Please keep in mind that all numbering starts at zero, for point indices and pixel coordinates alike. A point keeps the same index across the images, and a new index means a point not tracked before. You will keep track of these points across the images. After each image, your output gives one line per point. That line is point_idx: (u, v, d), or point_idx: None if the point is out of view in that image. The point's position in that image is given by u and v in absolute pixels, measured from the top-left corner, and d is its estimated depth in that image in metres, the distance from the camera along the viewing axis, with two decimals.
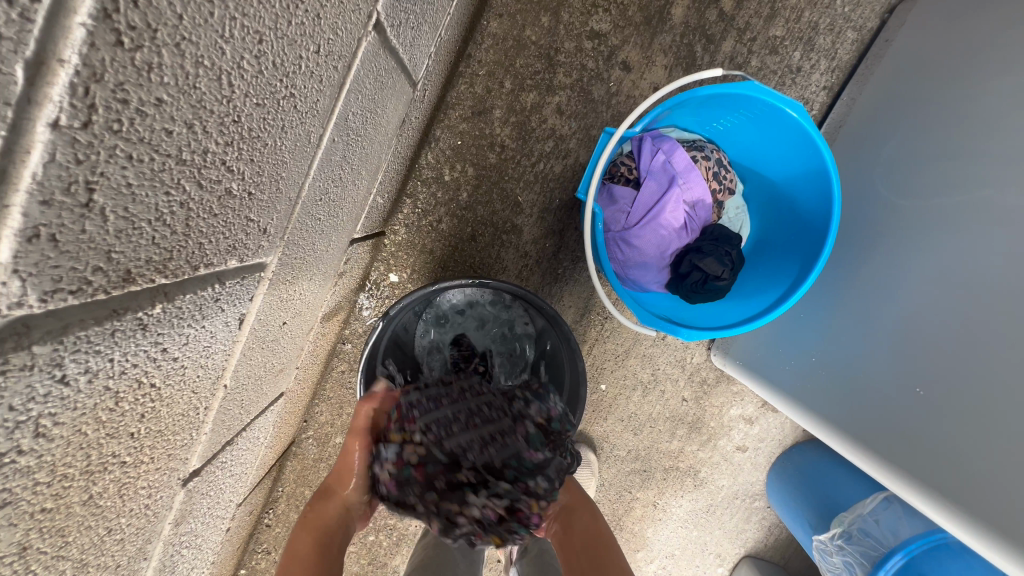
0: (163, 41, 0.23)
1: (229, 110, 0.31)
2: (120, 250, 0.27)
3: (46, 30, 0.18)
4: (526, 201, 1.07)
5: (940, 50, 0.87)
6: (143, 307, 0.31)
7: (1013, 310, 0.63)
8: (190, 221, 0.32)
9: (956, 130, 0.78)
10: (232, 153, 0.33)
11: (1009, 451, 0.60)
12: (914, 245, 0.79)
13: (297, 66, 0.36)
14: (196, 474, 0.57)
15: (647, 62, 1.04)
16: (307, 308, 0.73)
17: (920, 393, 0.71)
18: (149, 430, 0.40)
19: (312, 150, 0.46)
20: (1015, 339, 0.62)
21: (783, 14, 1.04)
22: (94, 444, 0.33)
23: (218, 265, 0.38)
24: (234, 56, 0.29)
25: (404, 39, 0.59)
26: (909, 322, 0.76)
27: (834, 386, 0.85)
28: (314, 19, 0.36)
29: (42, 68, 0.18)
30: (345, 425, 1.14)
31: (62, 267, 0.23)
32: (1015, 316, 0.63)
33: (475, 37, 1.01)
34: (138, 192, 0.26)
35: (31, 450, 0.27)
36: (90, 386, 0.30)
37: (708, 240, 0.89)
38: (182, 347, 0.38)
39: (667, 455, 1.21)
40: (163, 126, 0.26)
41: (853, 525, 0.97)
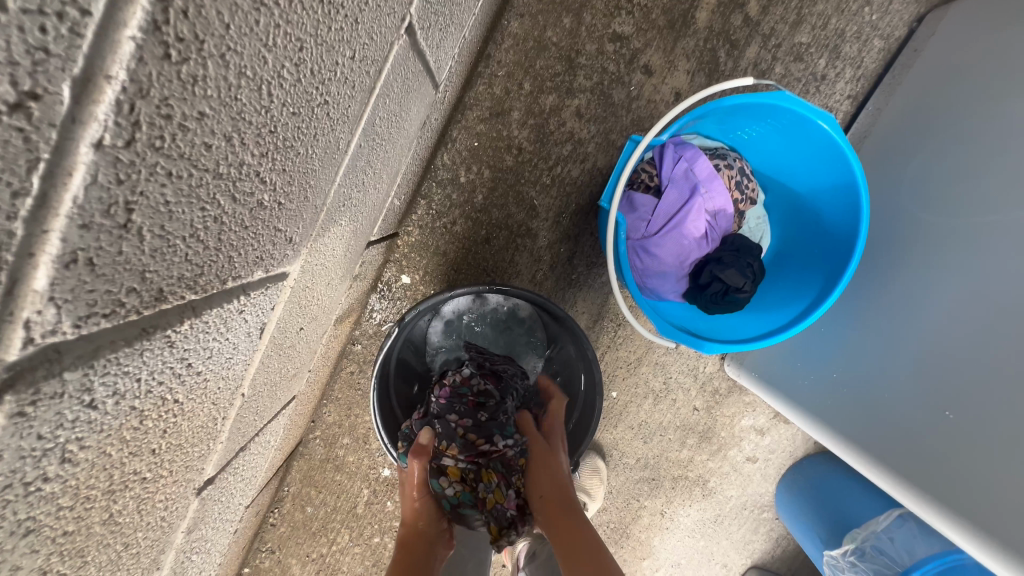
0: (209, 53, 0.22)
1: (266, 121, 0.29)
2: (153, 269, 0.25)
3: (95, 46, 0.17)
4: (542, 205, 1.05)
5: (973, 62, 0.85)
6: (171, 324, 0.30)
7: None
8: (222, 235, 0.30)
9: (985, 146, 0.76)
10: (266, 165, 0.32)
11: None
12: (941, 262, 0.77)
13: (333, 73, 0.35)
14: (210, 482, 0.56)
15: (669, 66, 1.03)
16: (323, 312, 0.71)
17: (947, 416, 0.69)
18: (170, 445, 0.38)
19: (340, 156, 0.45)
20: None
21: (810, 21, 1.02)
22: (117, 463, 0.32)
23: (245, 277, 0.37)
24: (276, 65, 0.27)
25: (432, 41, 0.58)
26: (933, 341, 0.74)
27: (852, 402, 0.84)
28: (353, 23, 0.34)
29: (89, 85, 0.17)
30: (353, 427, 1.13)
31: (97, 292, 0.22)
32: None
33: (495, 37, 0.99)
34: (175, 210, 0.24)
35: (57, 476, 0.26)
36: (117, 408, 0.28)
37: (729, 251, 0.87)
38: (205, 361, 0.37)
39: (676, 464, 1.20)
40: (203, 141, 0.24)
41: (866, 542, 0.97)
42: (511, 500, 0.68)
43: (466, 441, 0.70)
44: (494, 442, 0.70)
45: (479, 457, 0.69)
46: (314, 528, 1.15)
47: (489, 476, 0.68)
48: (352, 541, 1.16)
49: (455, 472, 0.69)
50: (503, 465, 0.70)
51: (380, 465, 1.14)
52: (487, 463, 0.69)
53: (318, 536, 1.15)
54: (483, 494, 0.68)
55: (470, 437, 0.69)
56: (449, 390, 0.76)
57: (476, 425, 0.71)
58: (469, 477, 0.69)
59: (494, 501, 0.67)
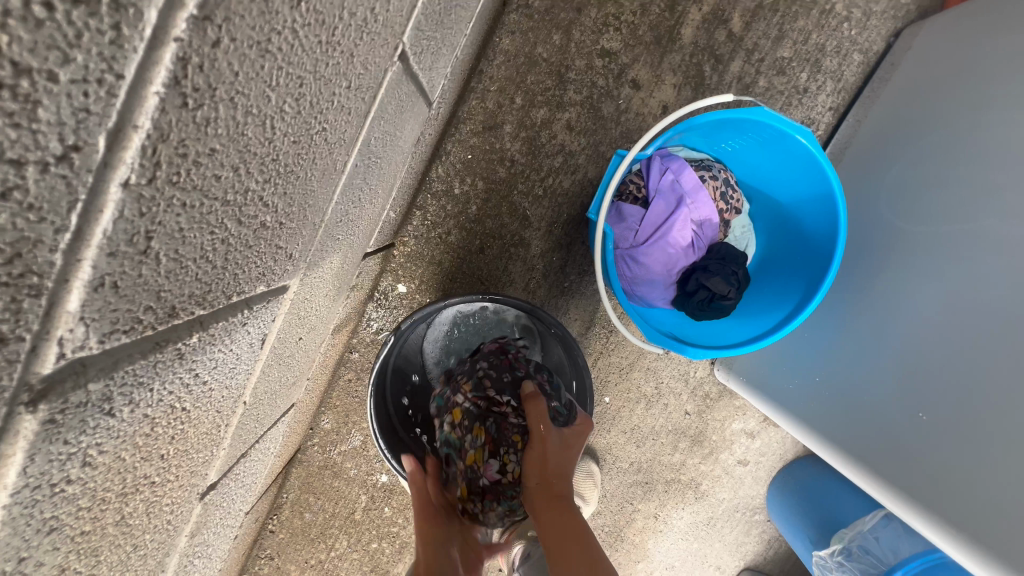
0: (220, 98, 0.24)
1: (269, 151, 0.32)
2: (167, 289, 0.28)
3: (127, 102, 0.19)
4: (535, 215, 1.08)
5: (948, 77, 0.89)
6: (182, 338, 0.32)
7: (1014, 338, 0.64)
8: (228, 255, 0.33)
9: (958, 157, 0.80)
10: (269, 190, 0.34)
11: (1013, 477, 0.61)
12: (917, 269, 0.80)
13: (330, 103, 0.38)
14: (213, 487, 0.58)
15: (656, 80, 1.06)
16: (321, 322, 0.74)
17: (923, 417, 0.72)
18: (177, 451, 0.41)
19: (337, 176, 0.48)
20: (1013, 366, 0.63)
21: (791, 36, 1.06)
22: (130, 467, 0.34)
23: (248, 292, 0.39)
24: (278, 101, 0.30)
25: (425, 64, 0.61)
26: (911, 345, 0.77)
27: (835, 405, 0.86)
28: (349, 57, 0.37)
29: (120, 136, 0.20)
30: (351, 434, 1.15)
31: (119, 312, 0.25)
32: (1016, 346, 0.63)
33: (487, 53, 1.03)
34: (188, 235, 0.27)
35: (78, 478, 0.28)
36: (132, 415, 0.31)
37: (715, 259, 0.90)
38: (211, 371, 0.39)
39: (668, 467, 1.22)
40: (213, 173, 0.27)
41: (852, 542, 0.99)
42: (490, 470, 0.74)
43: (481, 387, 0.79)
44: (501, 398, 0.77)
45: (481, 410, 0.77)
46: (312, 535, 1.16)
47: (480, 433, 0.75)
48: (350, 546, 1.17)
49: (457, 415, 0.79)
50: (495, 429, 0.75)
51: (378, 471, 1.16)
52: (483, 421, 0.76)
53: (316, 542, 1.17)
54: (468, 447, 0.75)
55: (485, 381, 0.80)
56: (494, 344, 0.88)
57: (496, 383, 0.79)
58: (466, 427, 0.77)
59: (477, 460, 0.75)
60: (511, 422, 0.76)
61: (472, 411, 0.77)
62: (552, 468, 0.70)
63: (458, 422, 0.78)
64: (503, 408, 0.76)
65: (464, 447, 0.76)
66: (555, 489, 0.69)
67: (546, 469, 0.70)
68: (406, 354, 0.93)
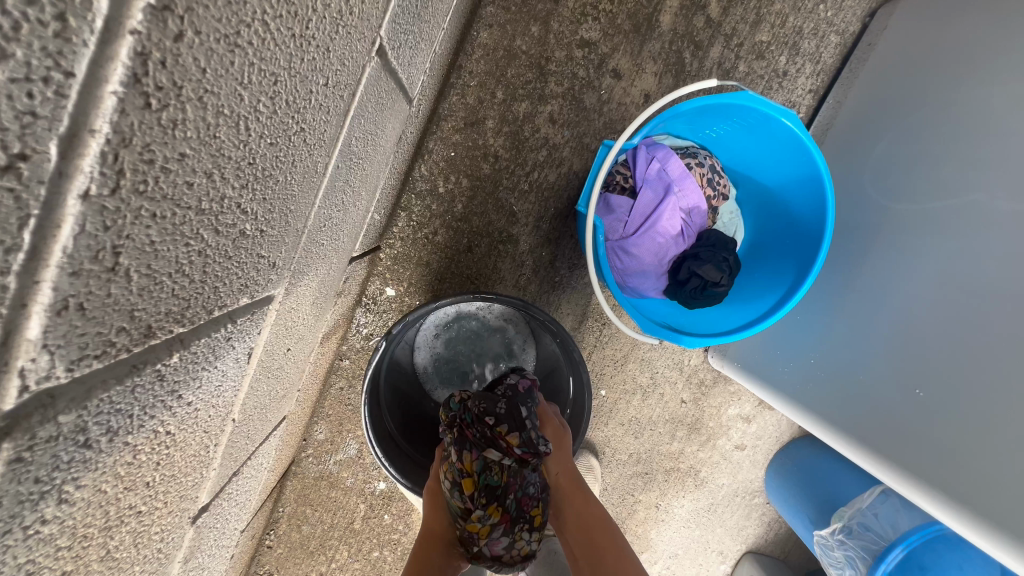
0: (188, 97, 0.22)
1: (245, 154, 0.30)
2: (142, 307, 0.26)
3: (79, 104, 0.17)
4: (521, 210, 1.07)
5: (926, 55, 0.89)
6: (161, 358, 0.30)
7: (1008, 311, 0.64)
8: (206, 268, 0.31)
9: (941, 134, 0.80)
10: (247, 196, 0.32)
11: (1011, 449, 0.61)
12: (907, 246, 0.80)
13: (307, 102, 0.36)
14: (205, 510, 0.56)
15: (637, 69, 1.05)
16: (310, 330, 0.71)
17: (920, 393, 0.72)
18: (164, 477, 0.39)
19: (319, 179, 0.46)
20: (1008, 339, 0.63)
21: (769, 20, 1.06)
22: (112, 499, 0.32)
23: (231, 306, 0.37)
24: (252, 101, 0.28)
25: (403, 59, 0.59)
26: (905, 322, 0.77)
27: (829, 386, 0.87)
28: (325, 52, 0.35)
29: (74, 141, 0.18)
30: (346, 443, 1.12)
31: (88, 335, 0.22)
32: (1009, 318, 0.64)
33: (465, 48, 1.01)
34: (160, 248, 0.25)
35: (54, 517, 0.26)
36: (111, 445, 0.29)
37: (705, 246, 0.90)
38: (195, 391, 0.37)
39: (667, 456, 1.22)
40: (185, 180, 0.25)
41: (853, 520, 0.98)
42: (496, 544, 0.71)
43: (527, 439, 0.73)
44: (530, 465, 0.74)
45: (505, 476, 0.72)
46: (312, 548, 1.14)
47: (494, 513, 0.70)
48: (351, 557, 1.15)
49: (470, 486, 0.71)
50: (513, 508, 0.71)
51: (375, 479, 1.13)
52: (499, 500, 0.71)
53: (315, 555, 1.15)
54: (478, 520, 0.70)
55: (530, 434, 0.74)
56: (528, 382, 0.83)
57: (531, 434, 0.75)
58: (478, 502, 0.70)
59: (482, 534, 0.70)
60: (531, 497, 0.73)
61: (489, 483, 0.71)
62: (563, 470, 0.78)
63: (469, 495, 0.71)
64: (529, 481, 0.73)
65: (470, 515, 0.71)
66: (570, 485, 0.77)
67: (561, 473, 0.78)
68: (399, 358, 0.91)
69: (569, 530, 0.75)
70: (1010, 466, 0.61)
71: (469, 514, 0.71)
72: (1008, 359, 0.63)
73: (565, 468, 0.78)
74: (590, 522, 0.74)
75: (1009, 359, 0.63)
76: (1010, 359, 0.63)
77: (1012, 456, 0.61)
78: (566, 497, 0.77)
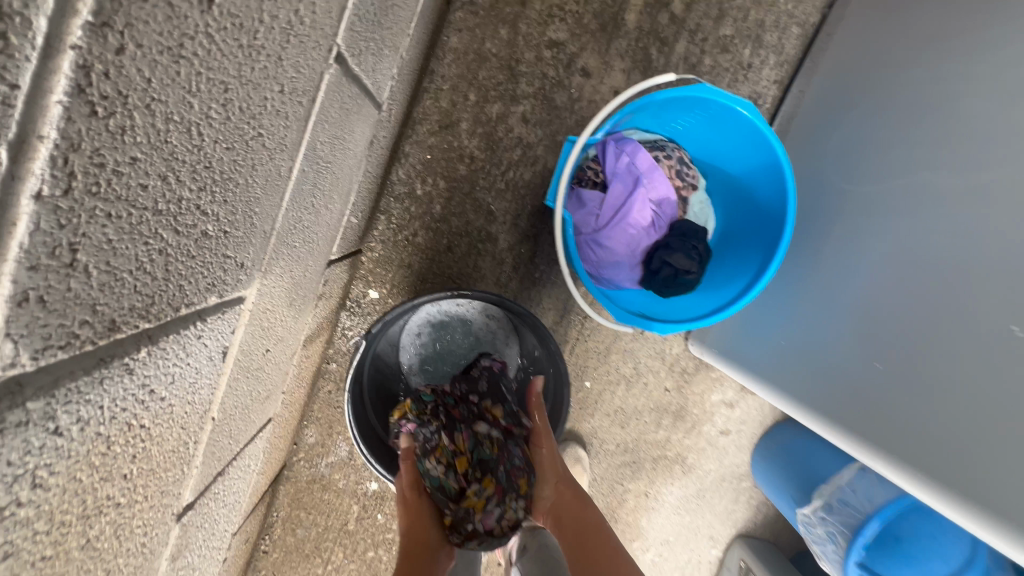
0: (134, 105, 0.25)
1: (200, 158, 0.32)
2: (104, 302, 0.28)
3: (27, 113, 0.20)
4: (499, 209, 1.09)
5: (880, 43, 0.92)
6: (129, 352, 0.32)
7: (955, 281, 0.68)
8: (169, 266, 0.33)
9: (893, 120, 0.84)
10: (206, 199, 0.34)
11: (960, 411, 0.64)
12: (865, 227, 0.83)
13: (263, 108, 0.38)
14: (190, 508, 0.58)
15: (605, 67, 1.08)
16: (290, 332, 0.73)
17: (879, 365, 0.75)
18: (142, 470, 0.41)
19: (283, 183, 0.48)
20: (956, 306, 0.67)
21: (731, 14, 1.09)
22: (89, 488, 0.34)
23: (199, 304, 0.39)
24: (202, 107, 0.30)
25: (366, 65, 0.61)
26: (864, 298, 0.80)
27: (798, 366, 0.89)
28: (277, 61, 0.37)
29: (24, 146, 0.20)
30: (336, 445, 1.14)
31: (52, 326, 0.25)
32: (957, 288, 0.67)
33: (436, 53, 1.03)
34: (119, 247, 0.27)
35: (30, 501, 0.28)
36: (83, 434, 0.31)
37: (676, 236, 0.92)
38: (168, 387, 0.39)
39: (654, 445, 1.25)
40: (139, 183, 0.27)
41: (832, 496, 1.01)
42: (490, 518, 0.74)
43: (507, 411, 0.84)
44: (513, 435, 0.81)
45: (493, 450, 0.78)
46: (307, 551, 1.16)
47: (489, 484, 0.75)
48: (346, 558, 1.17)
49: (462, 463, 0.76)
50: (504, 480, 0.76)
51: (367, 480, 1.15)
52: (491, 472, 0.76)
53: (311, 558, 1.16)
54: (473, 493, 0.75)
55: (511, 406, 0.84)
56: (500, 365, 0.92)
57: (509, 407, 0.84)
58: (472, 477, 0.76)
59: (478, 507, 0.74)
60: (519, 469, 0.78)
61: (478, 457, 0.77)
62: (556, 475, 0.80)
63: (463, 471, 0.76)
64: (516, 454, 0.79)
65: (465, 491, 0.75)
66: (564, 490, 0.79)
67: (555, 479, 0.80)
68: (382, 356, 0.94)
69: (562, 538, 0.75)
70: (959, 427, 0.63)
71: (465, 491, 0.75)
72: (956, 326, 0.66)
73: (559, 474, 0.80)
74: (586, 527, 0.75)
75: (957, 326, 0.66)
76: (959, 326, 0.66)
77: (961, 417, 0.63)
78: (560, 505, 0.78)
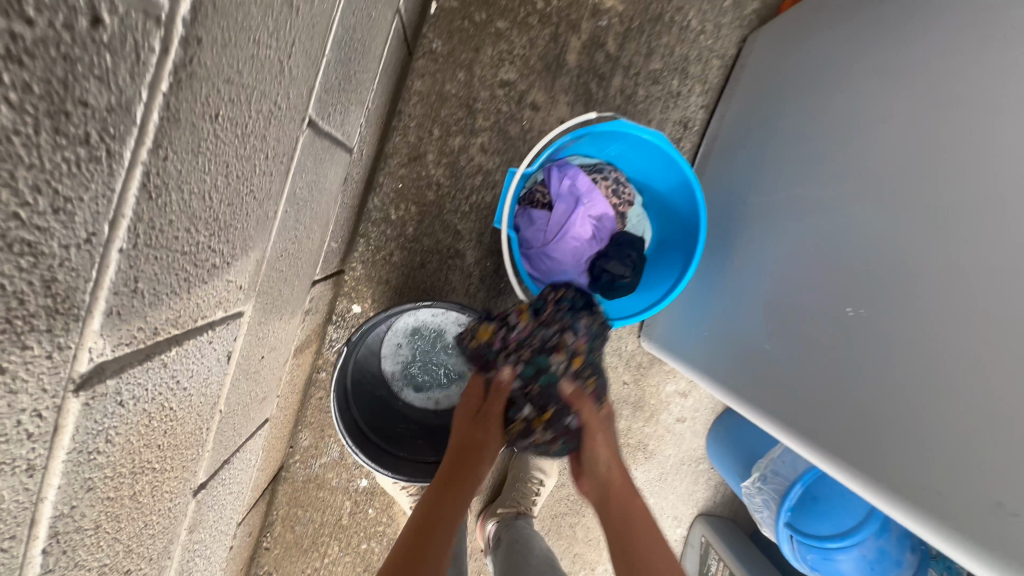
0: (173, 188, 0.39)
1: (211, 214, 0.46)
2: (151, 315, 0.42)
3: (121, 205, 0.34)
4: (465, 229, 1.24)
5: (778, 74, 1.08)
6: (165, 351, 0.46)
7: (817, 266, 0.79)
8: (191, 289, 0.47)
9: (782, 136, 0.98)
10: (215, 240, 0.48)
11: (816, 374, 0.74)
12: (762, 228, 0.96)
13: (253, 172, 0.52)
14: (203, 487, 0.71)
15: (552, 101, 1.24)
16: (281, 342, 0.87)
17: (767, 343, 0.85)
18: (170, 443, 0.54)
19: (271, 222, 0.62)
20: (817, 287, 0.78)
21: (659, 51, 1.25)
22: (137, 450, 0.47)
23: (210, 316, 0.53)
24: (212, 180, 0.44)
25: (336, 122, 0.76)
26: (760, 288, 0.91)
27: (715, 352, 0.99)
28: (263, 138, 0.52)
29: (117, 224, 0.34)
30: (328, 447, 1.27)
31: (122, 330, 0.39)
32: (817, 272, 0.79)
33: (403, 96, 1.19)
34: (161, 277, 0.41)
35: (104, 450, 0.42)
36: (136, 407, 0.44)
37: (613, 246, 1.07)
38: (190, 379, 0.53)
39: (617, 434, 1.38)
40: (174, 235, 0.41)
41: (767, 468, 1.12)
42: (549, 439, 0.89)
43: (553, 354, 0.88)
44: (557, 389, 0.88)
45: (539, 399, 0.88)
46: (305, 545, 1.28)
47: (544, 414, 0.88)
48: (342, 550, 1.29)
49: (533, 397, 0.88)
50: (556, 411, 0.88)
51: (357, 477, 1.27)
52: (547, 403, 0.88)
53: (310, 551, 1.28)
54: (532, 416, 0.89)
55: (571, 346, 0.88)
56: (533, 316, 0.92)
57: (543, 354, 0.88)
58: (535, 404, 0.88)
59: (538, 423, 0.89)
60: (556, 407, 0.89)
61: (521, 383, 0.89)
62: (613, 462, 0.88)
63: (532, 399, 0.88)
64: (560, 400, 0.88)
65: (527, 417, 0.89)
66: (616, 483, 0.87)
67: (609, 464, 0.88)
68: (363, 360, 1.08)
69: (611, 520, 0.84)
70: (817, 388, 0.73)
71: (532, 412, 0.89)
72: (817, 303, 0.77)
73: (615, 462, 0.88)
74: (631, 516, 0.84)
75: (816, 303, 0.77)
76: (818, 304, 0.77)
77: (817, 379, 0.73)
78: (611, 492, 0.86)
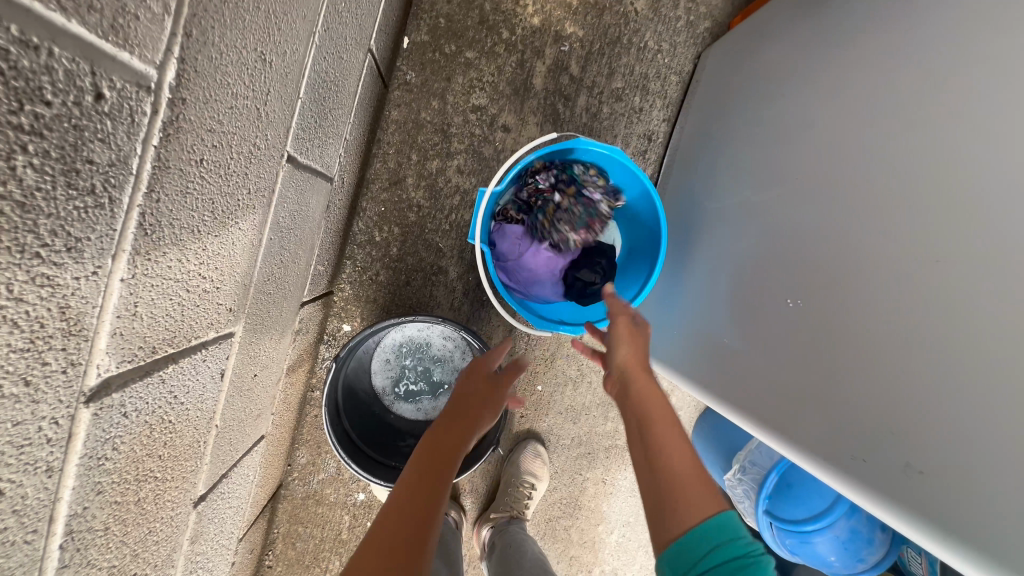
0: (166, 225, 0.45)
1: (201, 245, 0.52)
2: (149, 335, 0.48)
3: (123, 241, 0.40)
4: (446, 246, 1.30)
5: (727, 87, 1.16)
6: (162, 368, 0.52)
7: (765, 263, 0.86)
8: (184, 311, 0.53)
9: (732, 146, 1.05)
10: (205, 268, 0.55)
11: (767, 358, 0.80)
12: (718, 231, 1.03)
13: (237, 206, 0.59)
14: (203, 499, 0.76)
15: (522, 122, 1.31)
16: (273, 361, 0.93)
17: (727, 336, 0.91)
18: (171, 454, 0.59)
19: (256, 249, 0.68)
20: (765, 281, 0.85)
21: (619, 70, 1.34)
22: (141, 459, 0.53)
23: (202, 336, 0.59)
24: (200, 216, 0.51)
25: (314, 155, 0.83)
26: (719, 286, 0.98)
27: (682, 348, 1.05)
28: (245, 175, 0.58)
29: (120, 257, 0.40)
30: (325, 463, 1.31)
31: (125, 348, 0.45)
32: (765, 267, 0.85)
33: (381, 125, 1.27)
34: (156, 302, 0.47)
35: (111, 457, 0.47)
36: (138, 418, 0.50)
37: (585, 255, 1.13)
38: (186, 394, 0.59)
39: (604, 435, 1.43)
40: (167, 265, 0.47)
41: (745, 459, 1.18)
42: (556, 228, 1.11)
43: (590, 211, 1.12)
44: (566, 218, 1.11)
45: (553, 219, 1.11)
46: (307, 561, 1.31)
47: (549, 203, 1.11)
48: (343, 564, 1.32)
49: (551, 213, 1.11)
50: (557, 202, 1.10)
51: (355, 491, 1.32)
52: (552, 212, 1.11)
53: (311, 567, 1.31)
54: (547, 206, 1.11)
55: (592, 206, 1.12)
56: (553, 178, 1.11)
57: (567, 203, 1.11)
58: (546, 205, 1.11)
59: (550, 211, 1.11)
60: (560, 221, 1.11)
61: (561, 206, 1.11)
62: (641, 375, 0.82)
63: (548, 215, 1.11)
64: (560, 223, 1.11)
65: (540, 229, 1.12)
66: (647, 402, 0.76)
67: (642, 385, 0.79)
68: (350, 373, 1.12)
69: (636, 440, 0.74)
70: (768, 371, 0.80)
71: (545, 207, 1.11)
72: (766, 296, 0.84)
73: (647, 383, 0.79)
74: (661, 439, 0.71)
75: (765, 296, 0.84)
76: (767, 296, 0.84)
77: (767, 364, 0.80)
78: (631, 402, 0.78)
